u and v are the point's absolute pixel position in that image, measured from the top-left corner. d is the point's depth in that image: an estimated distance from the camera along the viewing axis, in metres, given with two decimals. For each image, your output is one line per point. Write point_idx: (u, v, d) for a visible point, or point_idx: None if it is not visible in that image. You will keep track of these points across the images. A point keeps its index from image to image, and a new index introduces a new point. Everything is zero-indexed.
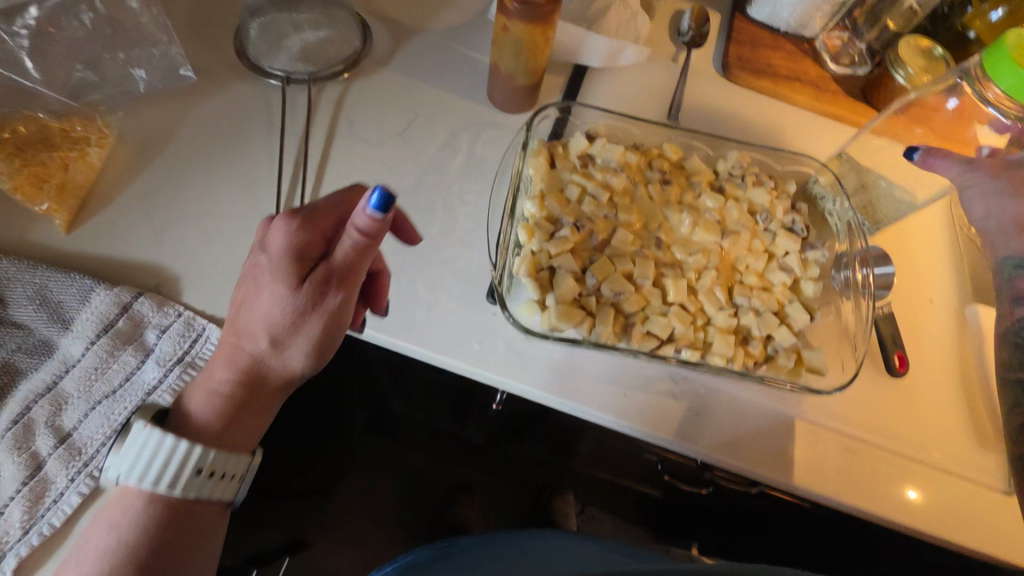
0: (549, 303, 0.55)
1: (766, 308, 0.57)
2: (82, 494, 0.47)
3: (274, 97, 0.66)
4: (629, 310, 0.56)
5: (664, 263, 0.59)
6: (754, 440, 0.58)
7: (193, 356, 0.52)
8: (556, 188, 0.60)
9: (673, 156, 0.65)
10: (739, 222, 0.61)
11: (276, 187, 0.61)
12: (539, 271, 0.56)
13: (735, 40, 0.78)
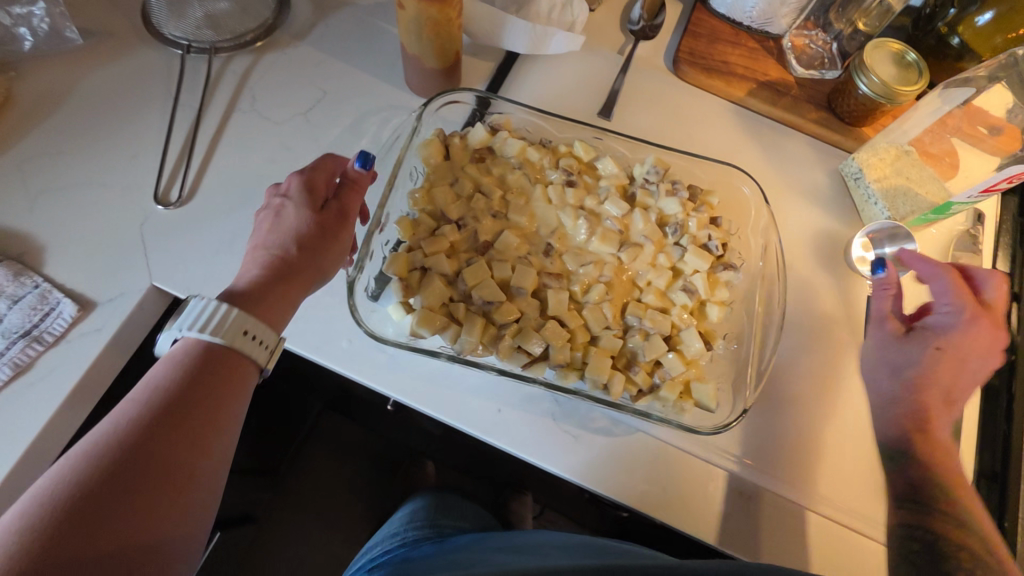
0: (413, 306, 0.52)
1: (656, 330, 0.52)
2: None
3: (176, 67, 0.63)
4: (499, 321, 0.51)
5: (550, 273, 0.55)
6: (634, 474, 0.53)
7: (42, 331, 0.50)
8: (446, 183, 0.57)
9: (585, 155, 0.60)
10: (642, 236, 0.56)
11: (161, 160, 0.59)
12: (410, 272, 0.53)
13: (689, 33, 0.71)
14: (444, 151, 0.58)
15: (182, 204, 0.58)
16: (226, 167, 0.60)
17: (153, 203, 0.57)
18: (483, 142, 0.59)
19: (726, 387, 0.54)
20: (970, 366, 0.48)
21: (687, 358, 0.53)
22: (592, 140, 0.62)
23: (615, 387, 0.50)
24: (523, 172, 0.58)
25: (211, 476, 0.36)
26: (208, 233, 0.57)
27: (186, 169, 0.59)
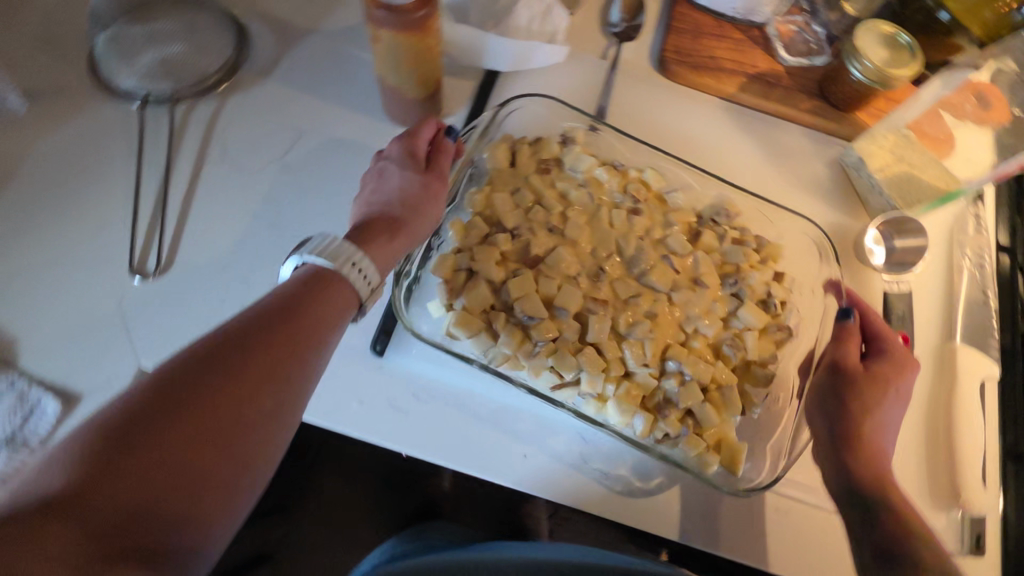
0: (454, 305, 0.50)
1: (695, 378, 0.50)
2: None
3: (134, 120, 0.58)
4: (589, 342, 0.50)
5: (620, 303, 0.52)
6: (666, 501, 0.51)
7: (28, 433, 0.46)
8: (507, 189, 0.55)
9: (654, 183, 0.58)
10: (700, 276, 0.54)
11: (131, 226, 0.54)
12: (455, 273, 0.51)
13: (673, 30, 0.68)
14: (510, 154, 0.57)
15: (161, 272, 0.53)
16: (204, 226, 0.56)
17: (130, 275, 0.53)
18: (551, 154, 0.57)
19: (783, 413, 0.54)
20: (889, 409, 0.49)
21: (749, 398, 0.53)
22: (660, 165, 0.60)
23: (642, 428, 0.48)
24: (589, 192, 0.56)
25: (271, 439, 0.36)
26: (192, 303, 0.53)
27: (160, 235, 0.54)
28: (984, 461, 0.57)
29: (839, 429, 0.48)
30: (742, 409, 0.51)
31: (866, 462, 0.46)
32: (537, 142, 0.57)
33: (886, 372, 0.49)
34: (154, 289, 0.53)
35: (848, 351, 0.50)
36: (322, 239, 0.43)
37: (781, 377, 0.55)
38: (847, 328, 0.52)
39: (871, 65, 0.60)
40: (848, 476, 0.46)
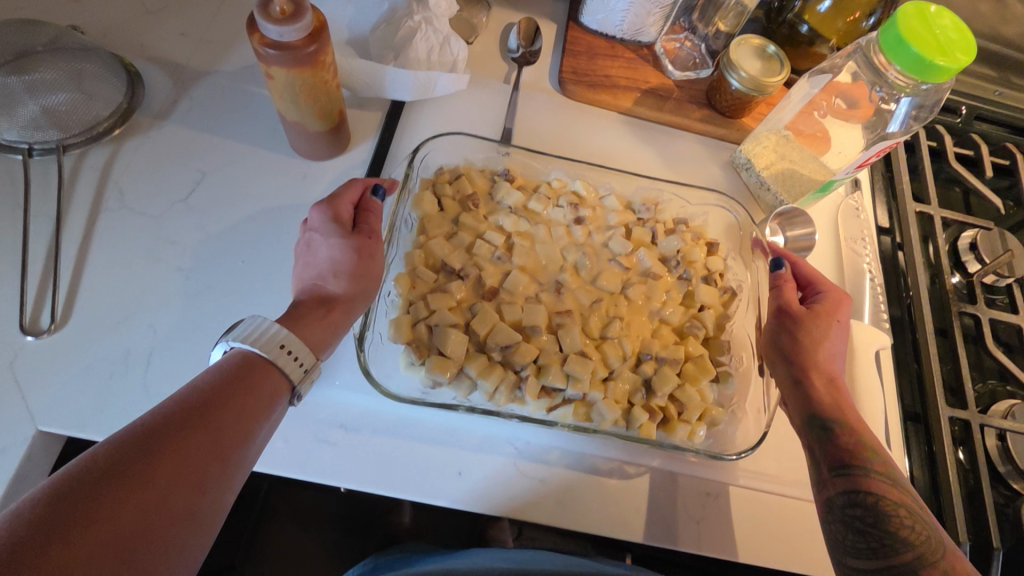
0: (429, 356, 0.50)
1: (667, 362, 0.53)
2: None
3: (21, 175, 0.56)
4: (519, 363, 0.50)
5: (559, 310, 0.54)
6: (604, 502, 0.51)
7: None
8: (443, 233, 0.56)
9: (584, 191, 0.60)
10: (650, 271, 0.57)
11: (21, 283, 0.51)
12: (415, 331, 0.51)
13: (568, 52, 0.72)
14: (437, 203, 0.58)
15: (57, 328, 0.50)
16: (103, 277, 0.53)
17: (21, 334, 0.50)
18: (478, 189, 0.58)
19: (737, 410, 0.54)
20: (833, 336, 0.50)
21: (705, 397, 0.53)
22: (586, 176, 0.62)
23: (638, 421, 0.50)
24: (520, 218, 0.57)
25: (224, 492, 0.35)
26: (94, 357, 0.50)
27: (53, 289, 0.51)
28: (889, 425, 0.62)
29: (791, 374, 0.50)
30: (698, 394, 0.52)
31: (817, 378, 0.49)
32: (459, 182, 0.58)
33: (827, 306, 0.52)
34: (51, 346, 0.50)
35: (789, 296, 0.53)
36: (251, 323, 0.42)
37: (738, 337, 0.58)
38: (781, 277, 0.54)
39: (745, 74, 0.66)
40: (807, 403, 0.48)
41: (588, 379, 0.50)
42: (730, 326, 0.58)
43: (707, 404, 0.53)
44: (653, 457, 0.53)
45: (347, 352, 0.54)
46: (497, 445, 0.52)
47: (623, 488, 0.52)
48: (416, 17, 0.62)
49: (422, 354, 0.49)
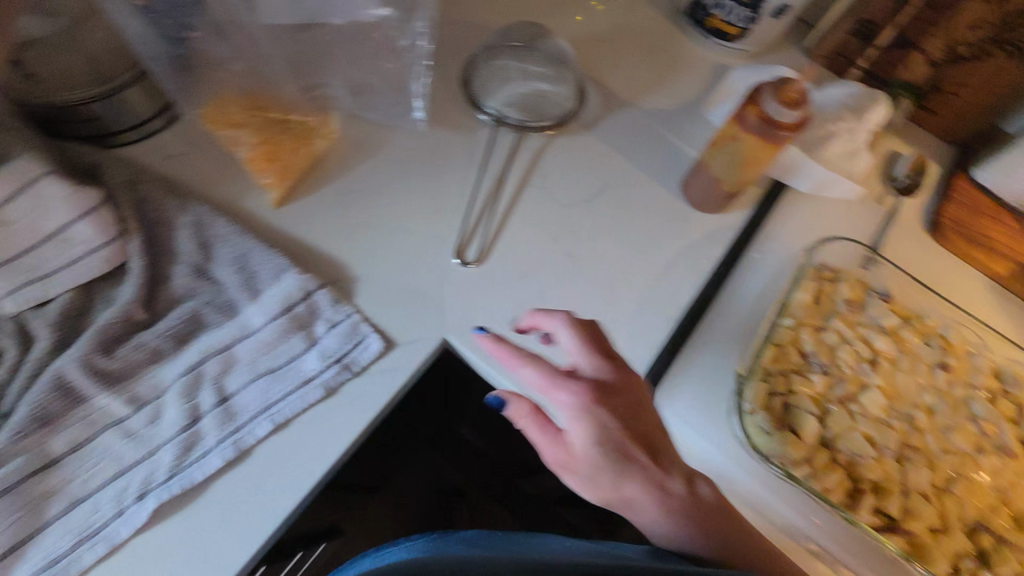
0: (781, 432, 0.53)
1: (1010, 545, 0.50)
2: (224, 460, 0.49)
3: (482, 134, 0.68)
4: (862, 477, 0.51)
5: (909, 443, 0.54)
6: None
7: (351, 359, 0.55)
8: (814, 325, 0.58)
9: (956, 338, 0.59)
10: (1006, 448, 0.55)
11: (464, 219, 0.64)
12: (770, 403, 0.53)
13: (954, 200, 0.72)
14: (815, 294, 0.59)
15: (477, 265, 0.62)
16: (515, 239, 0.64)
17: (453, 256, 0.62)
18: (854, 296, 0.60)
19: None
20: None
21: None
22: (964, 323, 0.60)
23: None
24: (890, 341, 0.58)
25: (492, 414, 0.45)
26: (496, 299, 0.61)
27: (483, 232, 0.63)
28: None
29: None
30: None
31: None
32: (839, 284, 0.60)
33: None
34: (470, 276, 0.61)
35: None
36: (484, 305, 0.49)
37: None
38: None
39: None
40: None
41: (924, 522, 0.50)
42: None
43: None
44: None
45: (685, 390, 0.59)
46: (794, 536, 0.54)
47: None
48: (842, 124, 0.66)
49: (775, 427, 0.52)
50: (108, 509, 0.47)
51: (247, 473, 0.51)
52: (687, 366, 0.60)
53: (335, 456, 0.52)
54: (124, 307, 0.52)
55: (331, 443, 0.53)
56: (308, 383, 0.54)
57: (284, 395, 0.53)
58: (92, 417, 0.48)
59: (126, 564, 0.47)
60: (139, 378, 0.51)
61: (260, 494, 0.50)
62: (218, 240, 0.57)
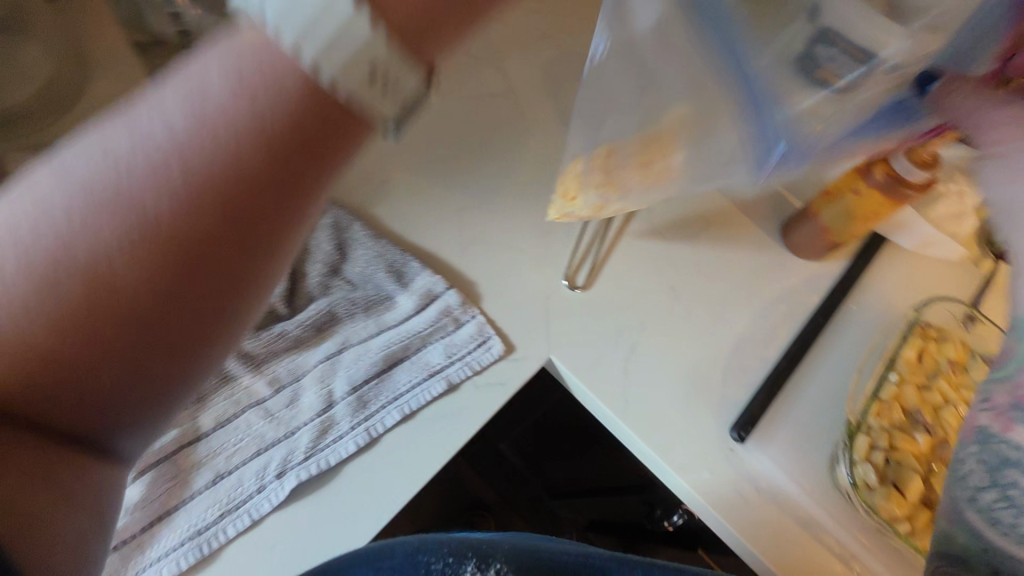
0: (883, 485, 0.53)
1: None
2: (357, 445, 0.53)
3: None
4: None
5: None
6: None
7: (475, 358, 0.57)
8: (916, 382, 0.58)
9: None
10: None
11: (572, 242, 0.65)
12: (873, 456, 0.54)
13: None
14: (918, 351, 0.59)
15: (583, 289, 0.63)
16: (620, 265, 0.65)
17: (561, 279, 0.63)
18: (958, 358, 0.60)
19: None
20: None
21: None
22: None
23: None
24: None
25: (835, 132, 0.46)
26: (604, 324, 0.62)
27: (593, 257, 0.64)
28: None
29: None
30: None
31: None
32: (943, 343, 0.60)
33: None
34: (579, 298, 0.63)
35: None
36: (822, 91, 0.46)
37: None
38: None
39: None
40: None
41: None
42: None
43: None
44: None
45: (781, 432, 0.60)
46: None
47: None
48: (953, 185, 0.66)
49: (879, 481, 0.53)
50: (251, 484, 0.50)
51: (378, 453, 0.54)
52: (785, 408, 0.61)
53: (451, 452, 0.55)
54: (271, 299, 0.56)
55: (450, 438, 0.55)
56: (434, 387, 0.56)
57: (419, 403, 0.55)
58: (237, 396, 0.53)
59: (264, 537, 0.50)
60: (279, 362, 0.55)
61: (383, 480, 0.53)
62: (352, 241, 0.61)
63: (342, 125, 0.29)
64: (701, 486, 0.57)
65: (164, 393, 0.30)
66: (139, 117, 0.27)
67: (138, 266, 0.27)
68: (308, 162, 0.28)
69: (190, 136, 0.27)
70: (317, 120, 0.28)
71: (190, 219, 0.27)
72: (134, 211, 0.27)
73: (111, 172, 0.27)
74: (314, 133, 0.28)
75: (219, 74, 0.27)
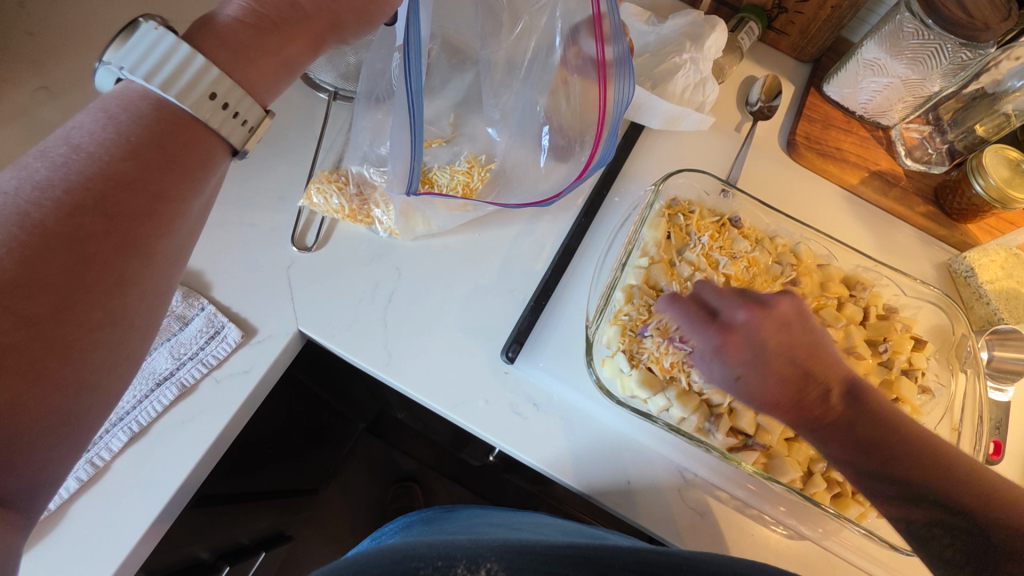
0: (637, 366, 0.54)
1: None
2: (78, 480, 0.48)
3: (321, 112, 0.66)
4: (717, 401, 0.53)
5: None
6: (743, 538, 0.55)
7: (207, 354, 0.53)
8: (666, 260, 0.58)
9: (804, 253, 0.61)
10: (854, 350, 0.57)
11: (302, 206, 0.61)
12: (628, 338, 0.54)
13: (804, 116, 0.74)
14: (667, 230, 0.60)
15: (318, 248, 0.60)
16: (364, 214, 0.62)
17: (291, 246, 0.59)
18: (706, 225, 0.60)
19: None
20: None
21: None
22: (807, 240, 0.63)
23: (814, 488, 0.52)
24: (743, 265, 0.58)
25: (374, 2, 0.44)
26: (355, 279, 0.59)
27: (323, 216, 0.61)
28: None
29: None
30: None
31: None
32: (692, 214, 0.60)
33: None
34: (321, 259, 0.59)
35: None
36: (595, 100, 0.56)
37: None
38: None
39: (991, 181, 0.64)
40: None
41: (777, 435, 0.53)
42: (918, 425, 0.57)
43: None
44: (800, 522, 0.55)
45: (553, 339, 0.59)
46: (664, 463, 0.56)
47: (761, 535, 0.55)
48: (684, 55, 0.66)
49: (631, 365, 0.54)
50: None
51: (114, 481, 0.50)
52: (555, 315, 0.61)
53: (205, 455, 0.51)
54: None
55: (198, 442, 0.51)
56: (163, 394, 0.51)
57: (149, 417, 0.51)
58: None
59: None
60: None
61: (121, 508, 0.49)
62: None
63: (196, 135, 0.38)
64: (477, 416, 0.56)
65: (48, 420, 0.32)
66: (21, 166, 0.32)
67: (45, 242, 0.31)
68: (168, 161, 0.37)
69: (64, 163, 0.33)
70: (170, 127, 0.37)
71: (65, 227, 0.32)
72: (37, 234, 0.31)
73: (19, 208, 0.31)
74: (154, 157, 0.36)
75: (91, 122, 0.35)
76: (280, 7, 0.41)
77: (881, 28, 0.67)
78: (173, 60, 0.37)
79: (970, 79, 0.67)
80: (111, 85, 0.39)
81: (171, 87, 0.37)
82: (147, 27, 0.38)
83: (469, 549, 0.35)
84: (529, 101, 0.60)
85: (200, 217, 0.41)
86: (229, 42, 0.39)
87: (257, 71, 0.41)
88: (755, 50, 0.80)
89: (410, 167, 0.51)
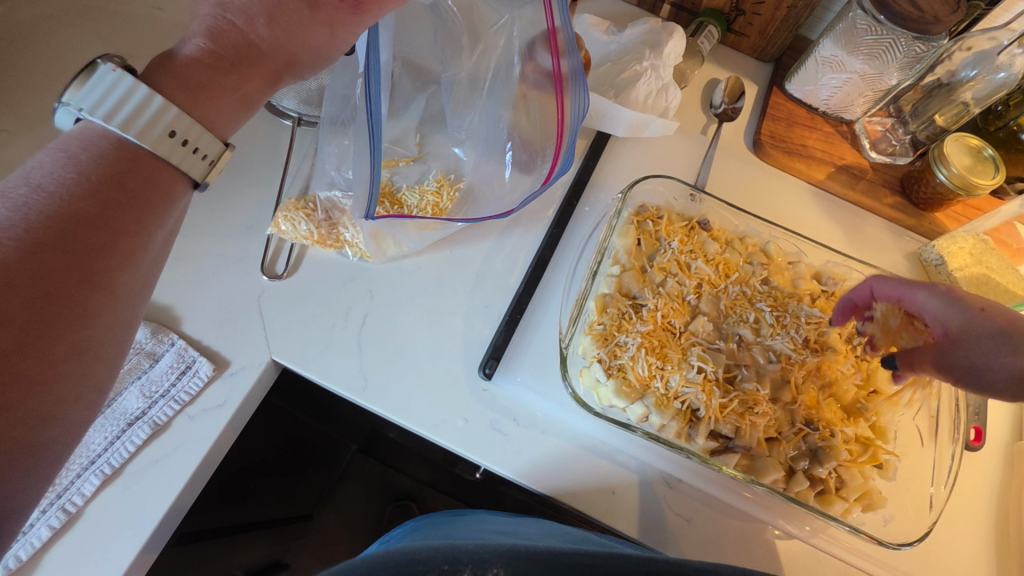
0: (614, 375, 0.53)
1: (839, 437, 0.53)
2: (51, 528, 0.47)
3: (286, 139, 0.66)
4: (696, 407, 0.53)
5: (739, 362, 0.56)
6: (731, 542, 0.55)
7: (178, 390, 0.52)
8: (637, 266, 0.58)
9: (773, 251, 0.61)
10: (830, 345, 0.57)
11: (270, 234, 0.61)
12: (604, 347, 0.54)
13: (768, 116, 0.75)
14: (636, 238, 0.60)
15: (289, 275, 0.60)
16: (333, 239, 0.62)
17: (261, 275, 0.59)
18: (676, 230, 0.60)
19: (894, 508, 0.54)
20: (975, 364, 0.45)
21: (868, 478, 0.53)
22: (776, 238, 0.63)
23: (797, 487, 0.52)
24: (713, 266, 0.59)
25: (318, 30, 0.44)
26: (328, 304, 0.59)
27: (292, 243, 0.61)
28: None
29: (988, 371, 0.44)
30: (858, 476, 0.53)
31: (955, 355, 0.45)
32: (660, 220, 0.60)
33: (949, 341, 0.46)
34: (291, 286, 0.59)
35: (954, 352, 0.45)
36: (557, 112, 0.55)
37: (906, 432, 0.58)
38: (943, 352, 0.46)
39: (953, 170, 0.64)
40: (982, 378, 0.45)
41: (757, 436, 0.53)
42: (898, 416, 0.57)
43: (866, 487, 0.53)
44: (785, 521, 0.55)
45: (530, 353, 0.59)
46: (647, 471, 0.56)
47: (746, 535, 0.55)
48: (643, 63, 0.67)
49: (608, 374, 0.53)
50: None
51: (88, 525, 0.48)
52: (530, 329, 0.60)
53: (181, 493, 0.51)
54: None
55: (174, 479, 0.50)
56: (134, 434, 0.50)
57: (121, 458, 0.50)
58: None
59: None
60: None
61: (95, 555, 0.48)
62: None
63: (157, 171, 0.38)
64: (456, 436, 0.55)
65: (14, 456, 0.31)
66: None
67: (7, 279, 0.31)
68: (130, 198, 0.36)
69: (24, 204, 0.33)
70: (129, 164, 0.37)
71: (27, 264, 0.32)
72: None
73: None
74: (115, 193, 0.36)
75: (51, 162, 0.35)
76: (247, 45, 0.40)
77: (835, 27, 0.68)
78: (132, 100, 0.36)
79: (926, 72, 0.68)
80: (71, 124, 0.39)
81: (130, 127, 0.36)
82: (104, 68, 0.37)
83: (475, 553, 0.33)
84: (494, 117, 0.60)
85: (163, 250, 0.40)
86: (170, 78, 0.39)
87: (220, 105, 0.41)
88: (717, 54, 0.81)
89: (370, 191, 0.50)
